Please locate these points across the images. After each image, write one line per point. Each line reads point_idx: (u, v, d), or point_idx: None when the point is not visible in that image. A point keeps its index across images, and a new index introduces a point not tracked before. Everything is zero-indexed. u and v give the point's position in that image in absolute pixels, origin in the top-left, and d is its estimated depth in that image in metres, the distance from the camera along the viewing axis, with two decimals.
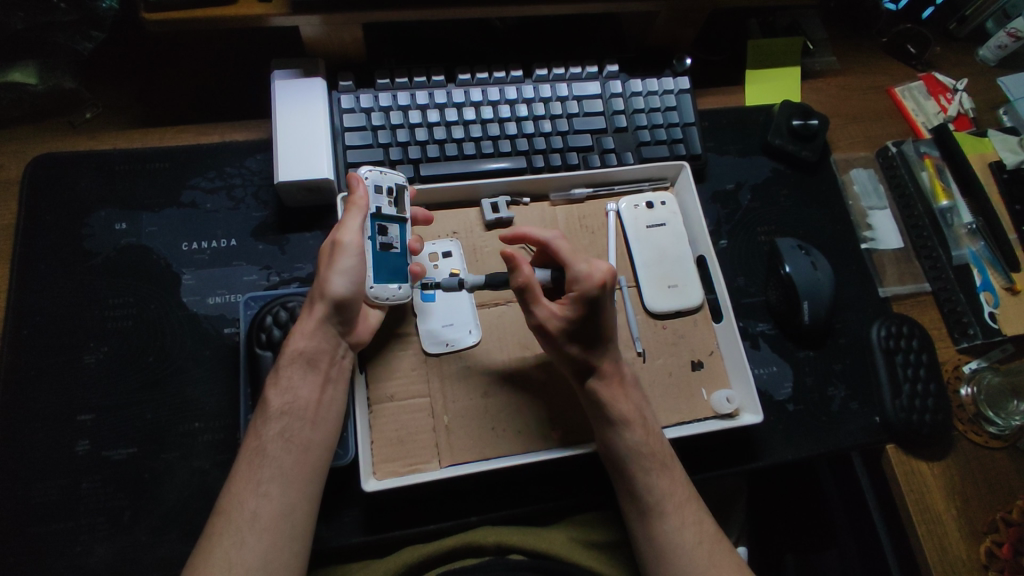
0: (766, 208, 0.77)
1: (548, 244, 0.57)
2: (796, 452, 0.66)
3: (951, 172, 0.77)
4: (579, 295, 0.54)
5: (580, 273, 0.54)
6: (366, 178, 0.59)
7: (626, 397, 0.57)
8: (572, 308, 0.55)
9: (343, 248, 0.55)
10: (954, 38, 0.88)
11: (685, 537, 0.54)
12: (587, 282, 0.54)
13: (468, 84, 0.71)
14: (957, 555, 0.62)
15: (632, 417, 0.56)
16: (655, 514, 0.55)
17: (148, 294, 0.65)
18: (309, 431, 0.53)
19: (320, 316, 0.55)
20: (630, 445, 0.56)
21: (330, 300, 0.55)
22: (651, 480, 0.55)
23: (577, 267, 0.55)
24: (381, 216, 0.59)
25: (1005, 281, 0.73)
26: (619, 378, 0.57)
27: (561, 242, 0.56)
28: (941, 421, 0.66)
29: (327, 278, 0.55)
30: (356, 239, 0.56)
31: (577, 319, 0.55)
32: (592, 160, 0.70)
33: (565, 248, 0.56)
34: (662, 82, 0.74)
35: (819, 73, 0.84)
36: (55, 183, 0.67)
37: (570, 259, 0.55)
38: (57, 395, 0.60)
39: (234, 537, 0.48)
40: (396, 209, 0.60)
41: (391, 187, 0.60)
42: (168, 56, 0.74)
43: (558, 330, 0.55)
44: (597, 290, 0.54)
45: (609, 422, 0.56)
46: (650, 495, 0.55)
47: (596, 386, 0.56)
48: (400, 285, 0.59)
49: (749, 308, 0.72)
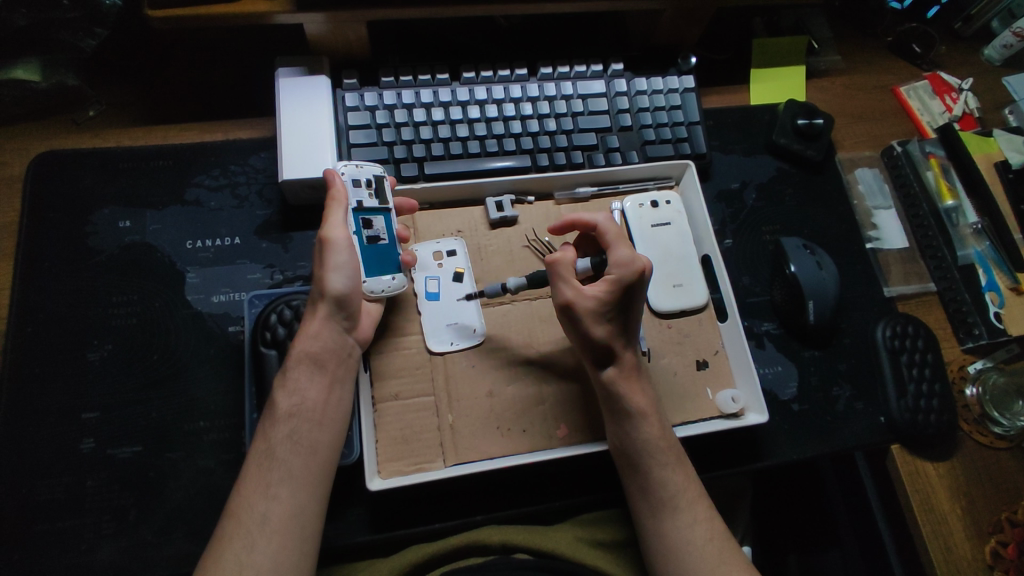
0: (771, 207, 0.77)
1: (597, 225, 0.61)
2: (801, 452, 0.66)
3: (957, 173, 0.77)
4: (617, 277, 0.56)
5: (621, 257, 0.57)
6: (342, 173, 0.59)
7: (641, 390, 0.57)
8: (606, 287, 0.56)
9: (332, 244, 0.55)
10: (959, 37, 0.88)
11: (694, 534, 0.54)
12: (627, 265, 0.56)
13: (472, 82, 0.71)
14: (963, 556, 0.61)
15: (648, 410, 0.56)
16: (668, 508, 0.54)
17: (152, 293, 0.65)
18: (317, 432, 0.53)
19: (323, 315, 0.55)
20: (646, 439, 0.56)
21: (330, 298, 0.55)
22: (663, 473, 0.55)
23: (620, 252, 0.58)
24: (363, 210, 0.59)
25: (1010, 281, 0.73)
26: (634, 371, 0.57)
27: (609, 226, 0.60)
28: (946, 421, 0.66)
29: (322, 277, 0.55)
30: (342, 233, 0.56)
31: (606, 300, 0.56)
32: (597, 159, 0.69)
33: (613, 232, 0.60)
34: (667, 80, 0.74)
35: (824, 72, 0.84)
36: (59, 180, 0.67)
37: (615, 243, 0.59)
38: (60, 393, 0.60)
39: (244, 539, 0.48)
40: (378, 200, 0.60)
41: (369, 178, 0.60)
42: (170, 53, 0.73)
43: (586, 309, 0.55)
44: (635, 274, 0.56)
45: (626, 415, 0.56)
46: (663, 490, 0.55)
47: (613, 377, 0.56)
48: (393, 276, 0.58)
49: (754, 307, 0.72)
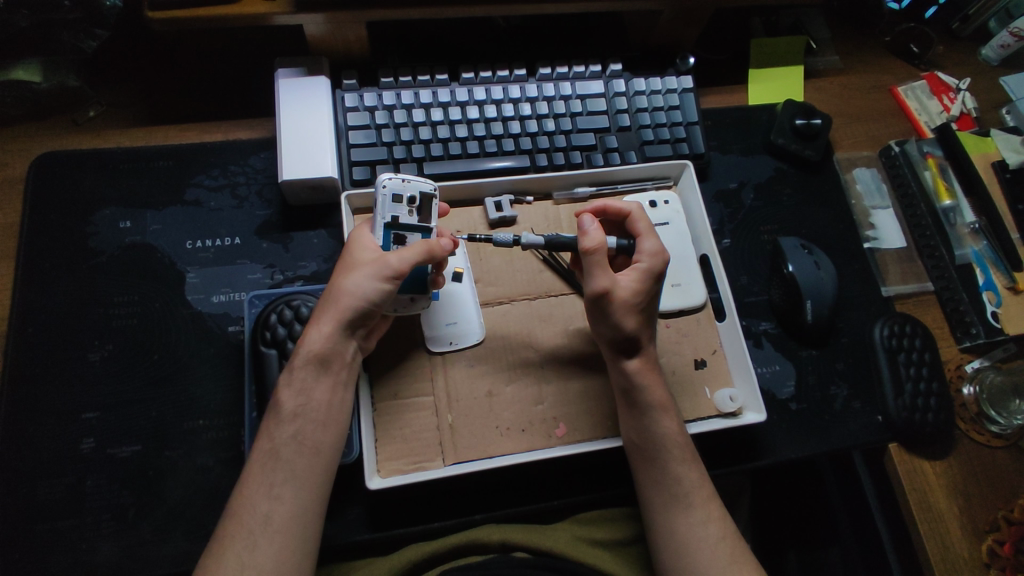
0: (768, 207, 0.77)
1: (630, 213, 0.62)
2: (798, 450, 0.66)
3: (954, 171, 0.78)
4: (648, 266, 0.58)
5: (651, 247, 0.59)
6: (385, 186, 0.58)
7: (660, 384, 0.58)
8: (638, 276, 0.57)
9: (389, 267, 0.54)
10: (956, 37, 0.88)
11: (707, 532, 0.54)
12: (656, 256, 0.59)
13: (471, 83, 0.71)
14: (960, 554, 0.62)
15: (668, 405, 0.57)
16: (682, 504, 0.55)
17: (153, 293, 0.65)
18: (321, 433, 0.53)
19: (341, 318, 0.54)
20: (665, 433, 0.56)
21: (351, 304, 0.54)
22: (680, 470, 0.56)
23: (649, 241, 0.59)
24: (398, 226, 0.58)
25: (1007, 280, 0.73)
26: (654, 363, 0.58)
27: (642, 215, 0.62)
28: (943, 420, 0.67)
29: (358, 285, 0.54)
30: (403, 267, 0.54)
31: (640, 291, 0.57)
32: (595, 159, 0.70)
33: (644, 222, 0.61)
34: (665, 81, 0.74)
35: (821, 72, 0.84)
36: (59, 180, 0.67)
37: (645, 233, 0.60)
38: (61, 393, 0.61)
39: (247, 540, 0.48)
40: (417, 217, 0.58)
41: (413, 196, 0.58)
42: (170, 54, 0.74)
43: (622, 299, 0.56)
44: (664, 267, 0.59)
45: (644, 408, 0.56)
46: (679, 486, 0.55)
47: (637, 368, 0.57)
48: (414, 297, 0.58)
49: (752, 307, 0.72)
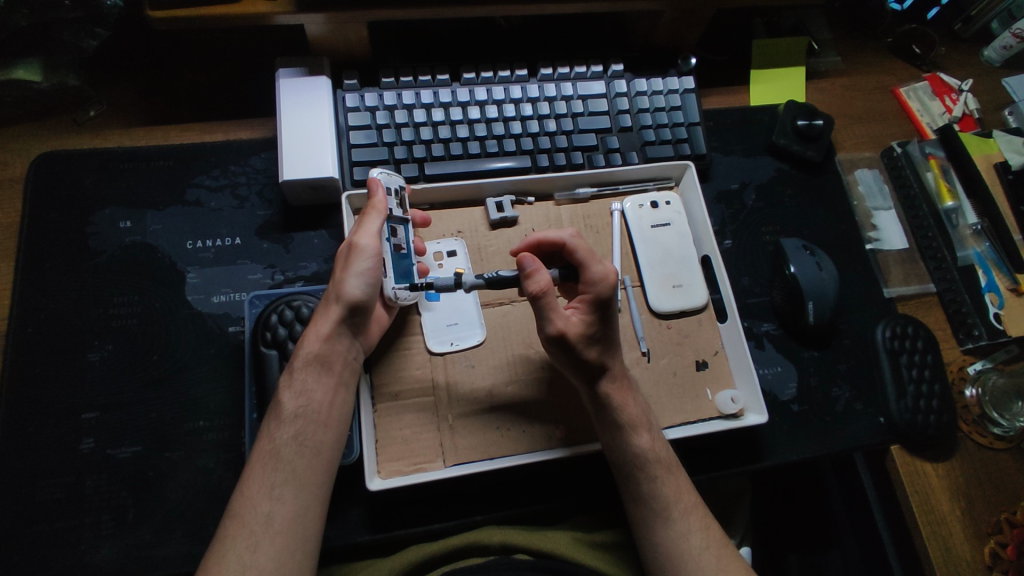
0: (770, 209, 0.77)
1: (565, 243, 0.58)
2: (799, 452, 0.66)
3: (957, 172, 0.78)
4: (595, 296, 0.55)
5: (597, 273, 0.56)
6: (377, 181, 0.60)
7: (633, 400, 0.57)
8: (586, 309, 0.56)
9: (360, 250, 0.55)
10: (959, 38, 0.88)
11: (692, 544, 0.54)
12: (602, 280, 0.56)
13: (472, 83, 0.71)
14: (963, 556, 0.61)
15: (639, 421, 0.56)
16: (660, 518, 0.54)
17: (154, 293, 0.65)
18: (322, 433, 0.53)
19: (337, 316, 0.55)
20: (638, 451, 0.55)
21: (346, 302, 0.55)
22: (657, 485, 0.55)
23: (594, 267, 0.56)
24: (392, 219, 0.59)
25: (1010, 282, 0.73)
26: (626, 380, 0.57)
27: (578, 240, 0.58)
28: (946, 422, 0.66)
29: (342, 281, 0.55)
30: (372, 242, 0.56)
31: (592, 321, 0.55)
32: (597, 160, 0.69)
33: (583, 247, 0.57)
34: (666, 82, 0.74)
35: (823, 74, 0.84)
36: (59, 179, 0.67)
37: (587, 258, 0.57)
38: (61, 393, 0.60)
39: (248, 540, 0.48)
40: (402, 211, 0.61)
41: (397, 188, 0.61)
42: (171, 55, 0.74)
43: (578, 337, 0.54)
44: (613, 289, 0.55)
45: (618, 424, 0.56)
46: (656, 501, 0.55)
47: (609, 390, 0.56)
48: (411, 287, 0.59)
49: (754, 308, 0.72)
